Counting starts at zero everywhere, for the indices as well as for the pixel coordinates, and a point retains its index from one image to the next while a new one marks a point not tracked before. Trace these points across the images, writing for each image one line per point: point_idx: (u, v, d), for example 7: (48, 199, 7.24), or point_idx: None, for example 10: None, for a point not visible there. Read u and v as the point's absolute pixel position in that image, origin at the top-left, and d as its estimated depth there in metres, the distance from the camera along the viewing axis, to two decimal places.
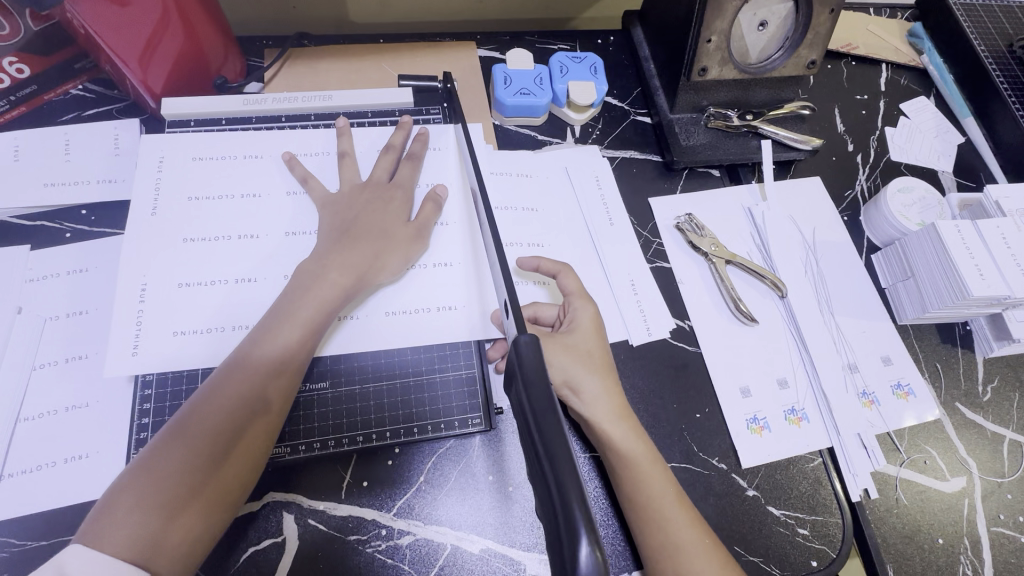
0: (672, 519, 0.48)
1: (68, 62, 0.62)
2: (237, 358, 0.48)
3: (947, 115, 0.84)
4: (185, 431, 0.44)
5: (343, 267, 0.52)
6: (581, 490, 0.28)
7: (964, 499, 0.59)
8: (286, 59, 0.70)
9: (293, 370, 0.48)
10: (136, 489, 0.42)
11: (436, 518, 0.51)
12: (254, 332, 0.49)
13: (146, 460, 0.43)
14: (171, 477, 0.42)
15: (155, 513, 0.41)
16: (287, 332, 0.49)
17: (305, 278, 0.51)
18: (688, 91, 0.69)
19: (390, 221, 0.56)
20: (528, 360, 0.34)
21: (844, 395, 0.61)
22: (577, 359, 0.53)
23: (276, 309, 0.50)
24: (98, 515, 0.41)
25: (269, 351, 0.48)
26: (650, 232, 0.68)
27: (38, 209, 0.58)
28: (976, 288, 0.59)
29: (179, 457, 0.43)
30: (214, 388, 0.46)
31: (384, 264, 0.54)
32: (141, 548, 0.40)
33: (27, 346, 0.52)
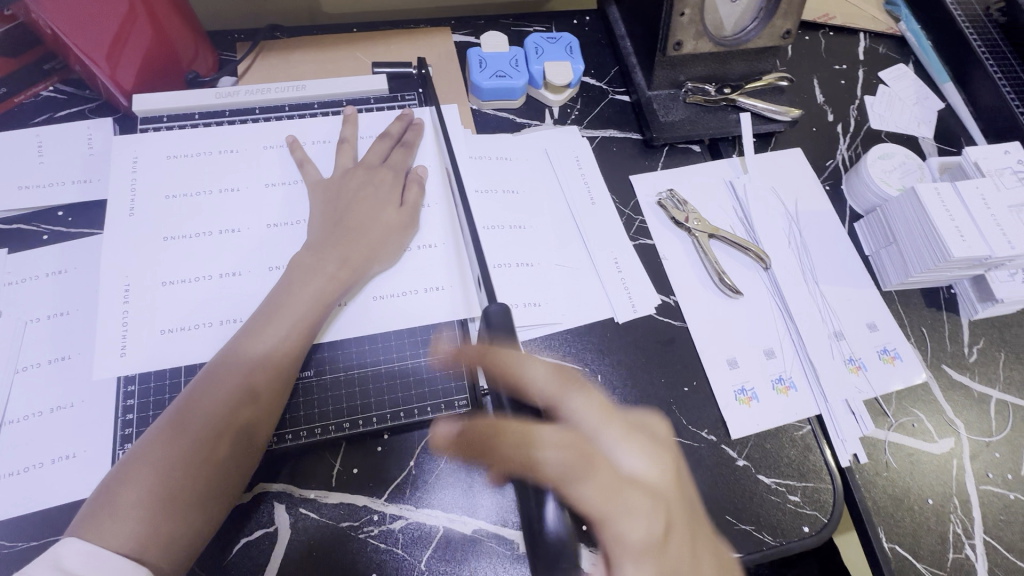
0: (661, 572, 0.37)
1: (37, 63, 0.62)
2: (234, 350, 0.47)
3: (927, 82, 0.84)
4: (180, 425, 0.44)
5: (331, 255, 0.52)
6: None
7: (953, 460, 0.60)
8: (259, 52, 0.69)
9: (290, 364, 0.48)
10: (133, 484, 0.42)
11: (428, 502, 0.51)
12: (249, 324, 0.49)
13: (142, 453, 0.43)
14: (165, 471, 0.42)
15: (151, 506, 0.41)
16: (275, 321, 0.48)
17: (301, 269, 0.51)
18: (664, 67, 0.69)
19: (382, 208, 0.55)
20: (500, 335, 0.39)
21: (830, 361, 0.61)
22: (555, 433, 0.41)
23: (272, 301, 0.50)
24: (94, 509, 0.41)
25: (259, 340, 0.48)
26: (632, 210, 0.68)
27: (14, 212, 0.57)
28: (957, 249, 0.59)
29: (174, 451, 0.43)
30: (204, 381, 0.46)
31: (378, 253, 0.54)
32: (138, 542, 0.40)
33: (9, 349, 0.52)
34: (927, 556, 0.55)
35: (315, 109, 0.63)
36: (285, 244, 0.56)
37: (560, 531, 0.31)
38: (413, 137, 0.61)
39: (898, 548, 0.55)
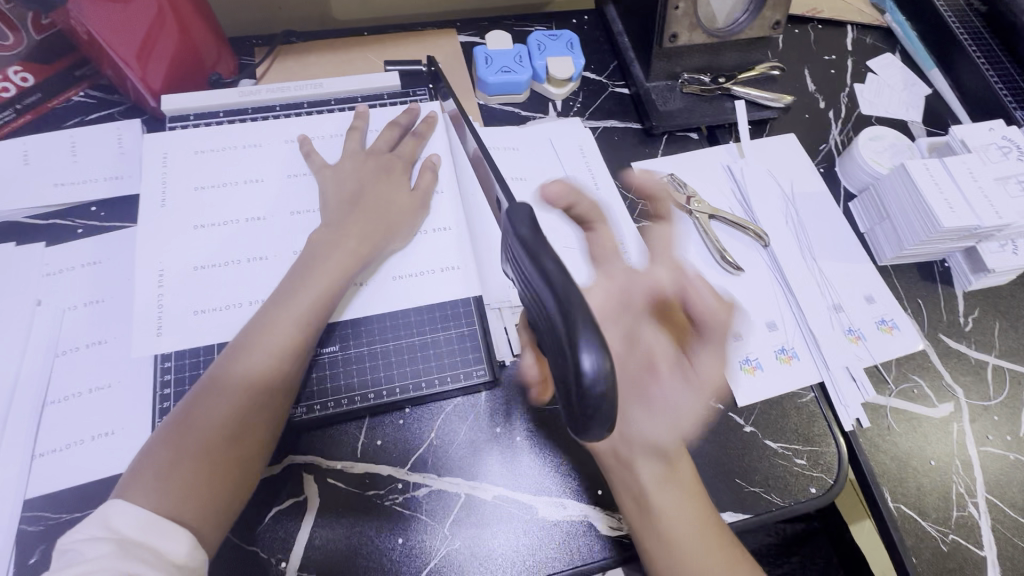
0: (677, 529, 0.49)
1: (70, 69, 0.66)
2: (259, 322, 0.50)
3: (914, 69, 0.88)
4: (212, 393, 0.47)
5: (356, 233, 0.55)
6: (585, 308, 0.33)
7: (953, 423, 0.62)
8: (276, 55, 0.73)
9: (313, 334, 0.51)
10: (171, 447, 0.44)
11: (449, 470, 0.54)
12: (273, 297, 0.52)
13: (177, 419, 0.46)
14: (200, 437, 0.45)
15: (187, 469, 0.43)
16: (301, 295, 0.51)
17: (320, 245, 0.54)
18: (661, 59, 0.73)
19: (396, 191, 0.59)
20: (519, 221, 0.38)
21: (831, 331, 0.64)
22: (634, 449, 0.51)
23: (295, 275, 0.53)
24: (135, 471, 0.44)
25: (286, 312, 0.50)
26: (634, 195, 0.71)
27: (50, 208, 0.61)
28: (947, 219, 0.62)
29: (208, 417, 0.46)
30: (235, 353, 0.49)
31: (395, 232, 0.57)
32: (177, 502, 0.42)
33: (51, 334, 0.55)
34: (932, 514, 0.57)
35: (333, 105, 0.67)
36: (308, 229, 0.59)
37: (597, 372, 0.32)
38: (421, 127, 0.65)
39: (903, 507, 0.57)
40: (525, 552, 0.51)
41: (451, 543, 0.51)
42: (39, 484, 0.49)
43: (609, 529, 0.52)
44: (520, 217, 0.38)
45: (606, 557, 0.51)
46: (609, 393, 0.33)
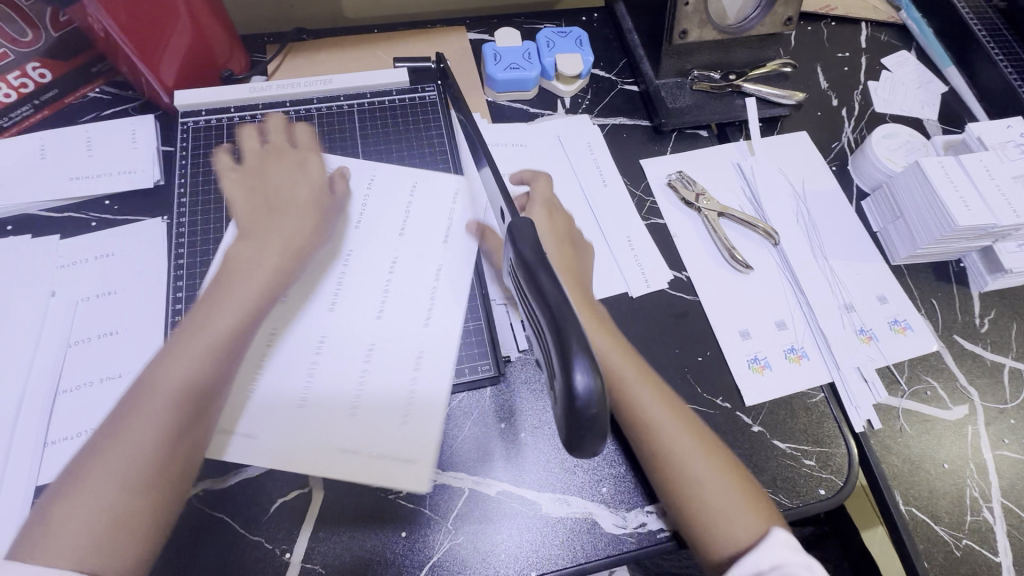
0: (667, 431, 0.51)
1: (87, 66, 0.67)
2: (165, 352, 0.49)
3: (929, 67, 0.86)
4: (113, 439, 0.45)
5: (282, 255, 0.55)
6: (578, 325, 0.30)
7: (968, 426, 0.60)
8: (287, 53, 0.74)
9: (218, 351, 0.49)
10: (68, 497, 0.43)
11: (453, 465, 0.54)
12: (181, 327, 0.51)
13: (79, 467, 0.44)
14: (104, 483, 0.43)
15: (92, 519, 0.42)
16: (213, 328, 0.50)
17: (233, 268, 0.54)
18: (671, 56, 0.73)
19: (321, 201, 0.59)
20: (522, 239, 0.34)
21: (842, 331, 0.63)
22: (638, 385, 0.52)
23: (213, 300, 0.52)
24: (36, 529, 0.42)
25: (193, 347, 0.49)
26: (643, 192, 0.70)
27: (65, 202, 0.62)
28: (962, 217, 0.60)
29: (110, 463, 0.44)
30: (137, 395, 0.47)
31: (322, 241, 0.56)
32: (74, 546, 0.41)
33: (64, 324, 0.56)
34: (945, 518, 0.56)
35: (342, 101, 0.68)
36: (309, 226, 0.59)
37: (589, 391, 0.29)
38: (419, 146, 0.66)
39: (915, 511, 0.56)
40: (528, 549, 0.51)
41: (454, 537, 0.51)
42: (48, 471, 0.50)
43: (614, 526, 0.52)
44: (522, 231, 0.35)
45: (610, 554, 0.51)
46: (600, 411, 0.30)
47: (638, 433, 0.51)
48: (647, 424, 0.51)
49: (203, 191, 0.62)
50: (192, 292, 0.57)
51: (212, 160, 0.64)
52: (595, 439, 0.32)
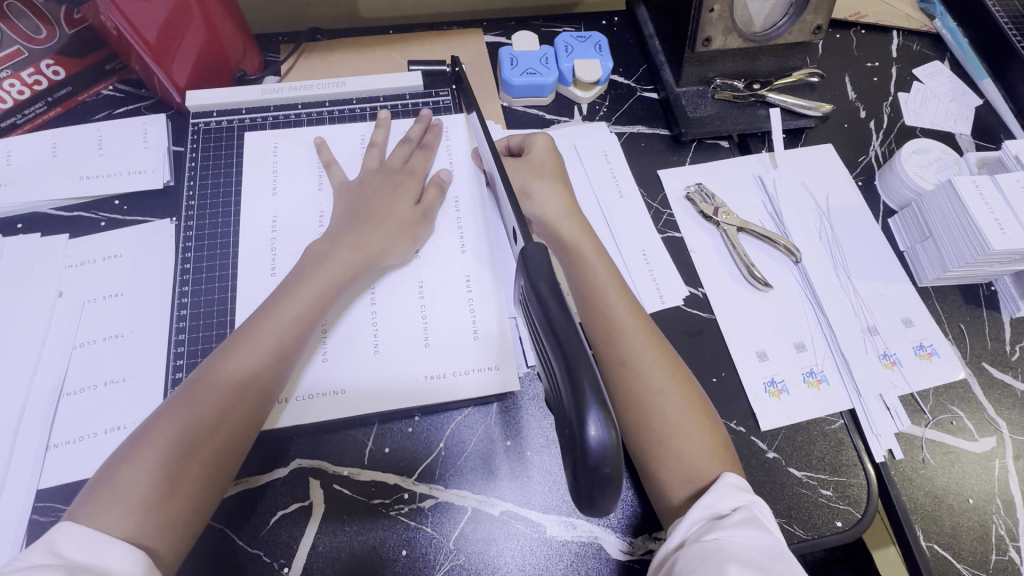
0: (648, 372, 0.50)
1: (100, 63, 0.66)
2: (244, 330, 0.50)
3: (963, 78, 0.83)
4: (182, 406, 0.45)
5: (352, 245, 0.55)
6: (592, 370, 0.29)
7: (996, 459, 0.58)
8: (301, 53, 0.73)
9: (296, 344, 0.50)
10: (134, 467, 0.42)
11: (457, 482, 0.52)
12: (263, 307, 0.52)
13: (144, 434, 0.44)
14: (171, 451, 0.43)
15: (150, 487, 0.42)
16: (291, 308, 0.51)
17: (316, 257, 0.55)
18: (693, 64, 0.70)
19: (399, 202, 0.59)
20: (535, 270, 0.33)
21: (864, 355, 0.60)
22: (633, 329, 0.52)
23: (287, 285, 0.53)
24: (97, 489, 0.42)
25: (272, 327, 0.50)
26: (660, 204, 0.68)
27: (75, 201, 0.61)
28: (997, 241, 0.58)
29: (178, 430, 0.44)
30: (212, 367, 0.47)
31: (392, 246, 0.57)
32: (132, 524, 0.40)
33: (69, 325, 0.55)
34: (968, 557, 0.53)
35: (355, 104, 0.67)
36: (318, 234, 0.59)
37: (604, 446, 0.28)
38: (431, 138, 0.65)
39: (936, 547, 0.53)
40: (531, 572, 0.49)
41: (455, 558, 0.49)
42: (49, 475, 0.49)
43: (619, 553, 0.50)
44: (537, 264, 0.33)
45: None
46: (615, 469, 0.28)
47: (618, 368, 0.51)
48: (627, 359, 0.51)
49: (211, 194, 0.61)
50: (198, 297, 0.57)
51: (222, 163, 0.63)
52: (608, 497, 0.30)
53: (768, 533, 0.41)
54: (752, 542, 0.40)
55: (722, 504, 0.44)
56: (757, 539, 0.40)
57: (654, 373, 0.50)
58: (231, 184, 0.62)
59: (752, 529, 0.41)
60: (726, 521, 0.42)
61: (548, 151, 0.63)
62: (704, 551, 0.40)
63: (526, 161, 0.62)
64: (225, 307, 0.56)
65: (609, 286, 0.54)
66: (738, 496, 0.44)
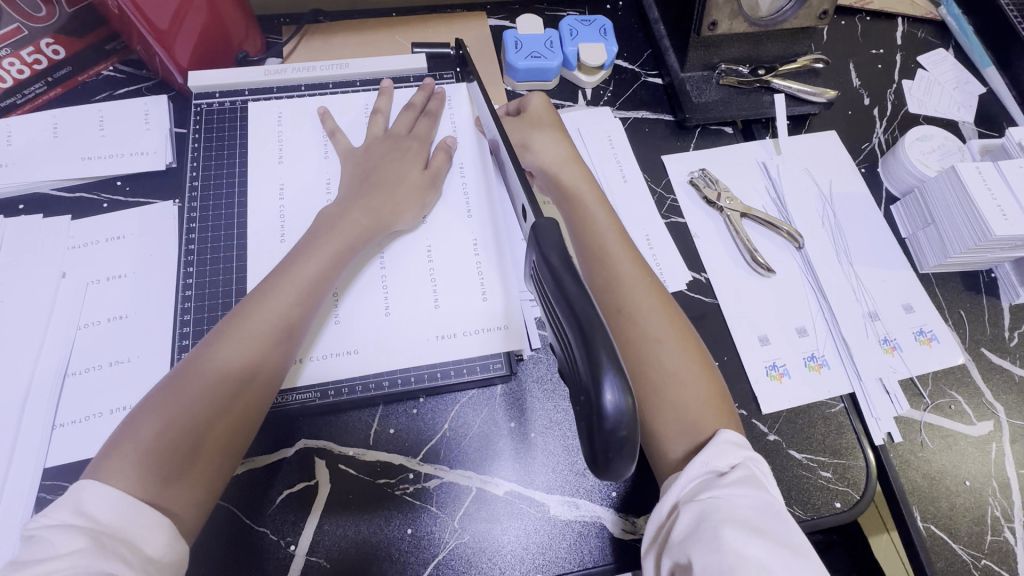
0: (648, 322, 0.51)
1: (101, 43, 0.66)
2: (258, 294, 0.49)
3: (968, 66, 0.83)
4: (201, 369, 0.45)
5: (365, 209, 0.55)
6: (608, 337, 0.29)
7: (992, 443, 0.58)
8: (303, 35, 0.72)
9: (310, 309, 0.50)
10: (152, 428, 0.42)
11: (462, 463, 0.53)
12: (276, 271, 0.51)
13: (162, 395, 0.44)
14: (191, 413, 0.43)
15: (172, 449, 0.42)
16: (305, 274, 0.51)
17: (328, 221, 0.54)
18: (698, 48, 0.70)
19: (408, 170, 0.59)
20: (547, 244, 0.33)
21: (864, 340, 0.61)
22: (629, 271, 0.53)
23: (301, 247, 0.53)
24: (115, 448, 0.42)
25: (287, 291, 0.50)
26: (663, 189, 0.68)
27: (77, 182, 0.61)
28: (999, 227, 0.58)
29: (200, 393, 0.44)
30: (229, 330, 0.47)
31: (402, 210, 0.57)
32: (152, 485, 0.41)
33: (73, 306, 0.55)
34: (964, 537, 0.54)
35: (358, 86, 0.67)
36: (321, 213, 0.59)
37: (619, 412, 0.28)
38: (435, 106, 0.65)
39: (933, 527, 0.54)
40: (534, 551, 0.50)
41: (460, 537, 0.50)
42: (56, 454, 0.49)
43: (620, 532, 0.51)
44: (548, 236, 0.33)
45: (616, 560, 0.50)
46: (631, 432, 0.29)
47: (616, 318, 0.51)
48: (625, 309, 0.51)
49: (214, 175, 0.61)
50: (202, 278, 0.56)
51: (225, 144, 0.62)
52: (624, 462, 0.30)
53: (765, 490, 0.41)
54: (747, 500, 0.40)
55: (719, 462, 0.44)
56: (754, 498, 0.40)
57: (653, 323, 0.51)
58: (234, 165, 0.61)
59: (748, 487, 0.41)
60: (723, 480, 0.42)
61: (545, 108, 0.63)
62: (700, 513, 0.40)
63: (526, 117, 0.63)
64: (229, 287, 0.56)
65: (608, 234, 0.55)
66: (736, 453, 0.44)
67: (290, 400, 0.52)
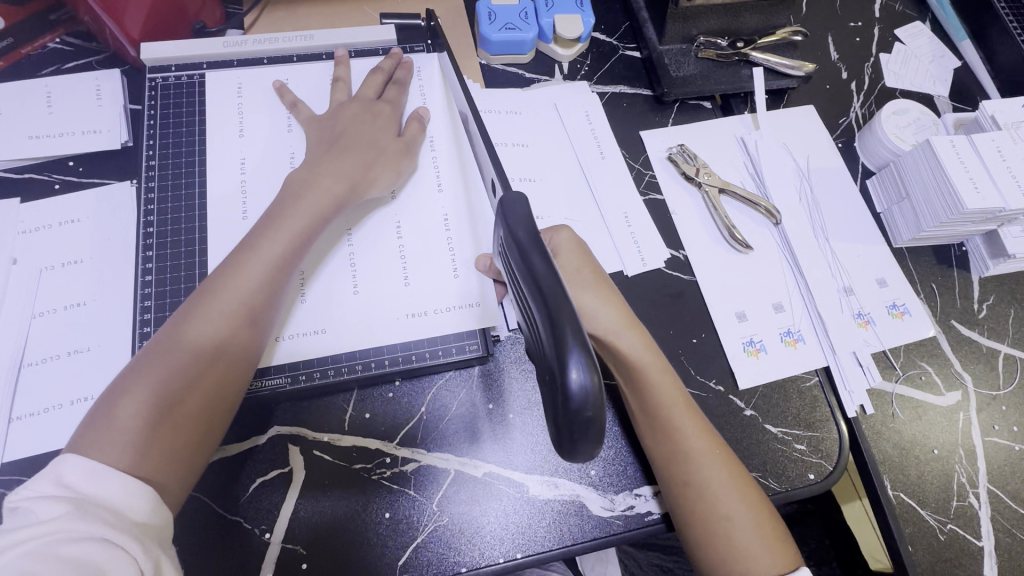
0: (680, 420, 0.50)
1: (43, 13, 0.62)
2: (229, 263, 0.47)
3: (943, 39, 0.82)
4: (177, 340, 0.43)
5: (335, 175, 0.52)
6: (574, 316, 0.28)
7: (960, 412, 0.60)
8: (264, 5, 0.68)
9: (284, 278, 0.48)
10: (127, 406, 0.40)
11: (440, 445, 0.52)
12: (246, 239, 0.49)
13: (135, 370, 0.42)
14: (169, 383, 0.42)
15: (149, 421, 0.41)
16: (280, 239, 0.48)
17: (299, 185, 0.51)
18: (677, 20, 0.68)
19: (380, 133, 0.57)
20: (515, 219, 0.32)
21: (840, 315, 0.61)
22: (667, 391, 0.50)
23: (275, 211, 0.50)
24: (91, 424, 0.40)
25: (261, 258, 0.47)
26: (642, 165, 0.67)
27: (26, 162, 0.58)
28: (971, 200, 0.58)
29: (177, 362, 0.42)
30: (204, 297, 0.45)
31: (374, 179, 0.55)
32: (137, 459, 0.39)
33: (26, 295, 0.52)
34: (932, 503, 0.56)
35: (324, 60, 0.64)
36: None
37: (585, 390, 0.28)
38: (402, 74, 0.62)
39: (902, 495, 0.56)
40: (513, 530, 0.50)
41: (438, 519, 0.50)
42: (14, 448, 0.47)
43: (601, 509, 0.51)
44: (516, 212, 0.32)
45: (597, 537, 0.50)
46: (597, 412, 0.29)
47: (664, 454, 0.49)
48: (669, 433, 0.49)
49: (173, 154, 0.58)
50: (164, 262, 0.54)
51: (182, 121, 0.59)
52: (588, 443, 0.31)
53: None
54: None
55: None
56: None
57: (681, 419, 0.50)
58: (194, 144, 0.58)
59: None
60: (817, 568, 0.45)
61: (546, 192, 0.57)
62: None
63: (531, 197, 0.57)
64: (192, 273, 0.53)
65: (640, 350, 0.51)
66: None
67: (264, 382, 0.51)
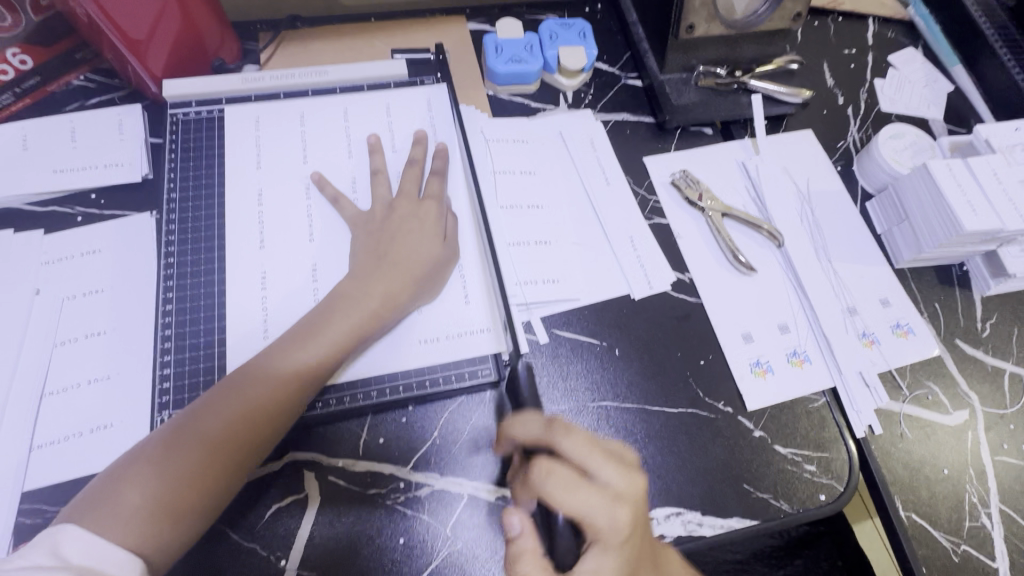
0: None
1: (70, 52, 0.64)
2: (258, 362, 0.48)
3: (936, 64, 0.85)
4: (193, 428, 0.45)
5: (381, 281, 0.53)
6: None
7: (968, 431, 0.60)
8: (280, 40, 0.71)
9: (306, 389, 0.48)
10: (136, 481, 0.42)
11: (453, 470, 0.53)
12: (283, 336, 0.50)
13: (150, 452, 0.44)
14: (172, 473, 0.43)
15: (145, 507, 0.42)
16: (312, 344, 0.49)
17: (348, 285, 0.53)
18: (677, 51, 0.71)
19: (418, 208, 0.57)
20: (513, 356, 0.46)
21: (844, 334, 0.62)
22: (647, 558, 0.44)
23: (317, 311, 0.51)
24: (101, 494, 0.42)
25: (289, 363, 0.48)
26: (646, 190, 0.69)
27: (50, 195, 0.59)
28: (970, 222, 0.59)
29: (181, 456, 0.43)
30: (228, 390, 0.47)
31: (419, 288, 0.54)
32: (131, 535, 0.41)
33: (48, 324, 0.53)
34: (944, 524, 0.56)
35: (338, 94, 0.66)
36: (301, 220, 0.59)
37: None
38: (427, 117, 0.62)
39: (914, 517, 0.56)
40: None
41: (452, 544, 0.50)
42: (34, 477, 0.48)
43: None
44: None
45: None
46: None
47: None
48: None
49: (193, 187, 0.59)
50: (184, 291, 0.55)
51: (202, 154, 0.61)
52: None
53: None
54: None
55: None
56: None
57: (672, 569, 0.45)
58: (213, 177, 0.60)
59: None
60: None
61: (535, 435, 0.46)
62: None
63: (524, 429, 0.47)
64: (211, 302, 0.55)
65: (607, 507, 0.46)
66: None
67: None
